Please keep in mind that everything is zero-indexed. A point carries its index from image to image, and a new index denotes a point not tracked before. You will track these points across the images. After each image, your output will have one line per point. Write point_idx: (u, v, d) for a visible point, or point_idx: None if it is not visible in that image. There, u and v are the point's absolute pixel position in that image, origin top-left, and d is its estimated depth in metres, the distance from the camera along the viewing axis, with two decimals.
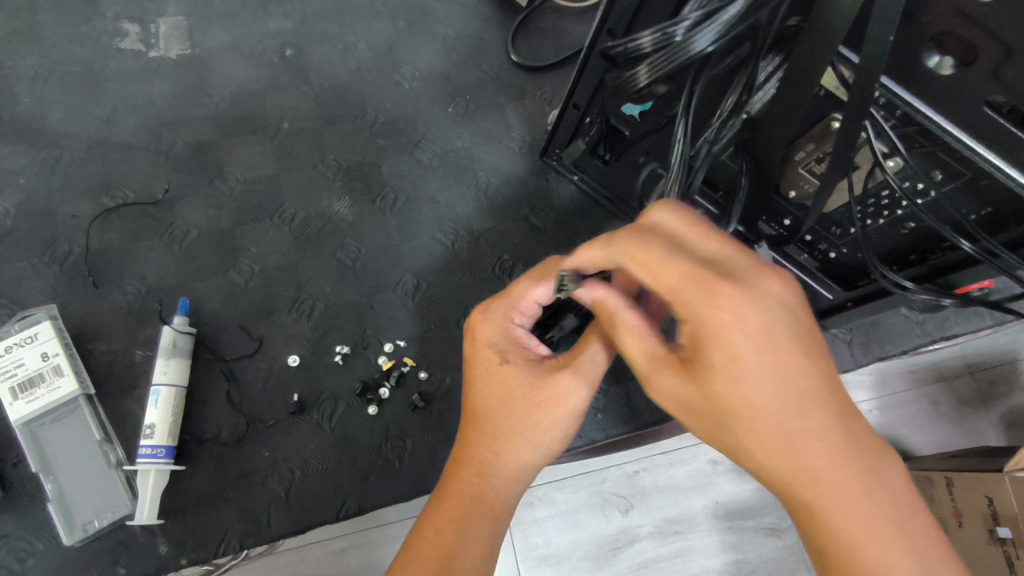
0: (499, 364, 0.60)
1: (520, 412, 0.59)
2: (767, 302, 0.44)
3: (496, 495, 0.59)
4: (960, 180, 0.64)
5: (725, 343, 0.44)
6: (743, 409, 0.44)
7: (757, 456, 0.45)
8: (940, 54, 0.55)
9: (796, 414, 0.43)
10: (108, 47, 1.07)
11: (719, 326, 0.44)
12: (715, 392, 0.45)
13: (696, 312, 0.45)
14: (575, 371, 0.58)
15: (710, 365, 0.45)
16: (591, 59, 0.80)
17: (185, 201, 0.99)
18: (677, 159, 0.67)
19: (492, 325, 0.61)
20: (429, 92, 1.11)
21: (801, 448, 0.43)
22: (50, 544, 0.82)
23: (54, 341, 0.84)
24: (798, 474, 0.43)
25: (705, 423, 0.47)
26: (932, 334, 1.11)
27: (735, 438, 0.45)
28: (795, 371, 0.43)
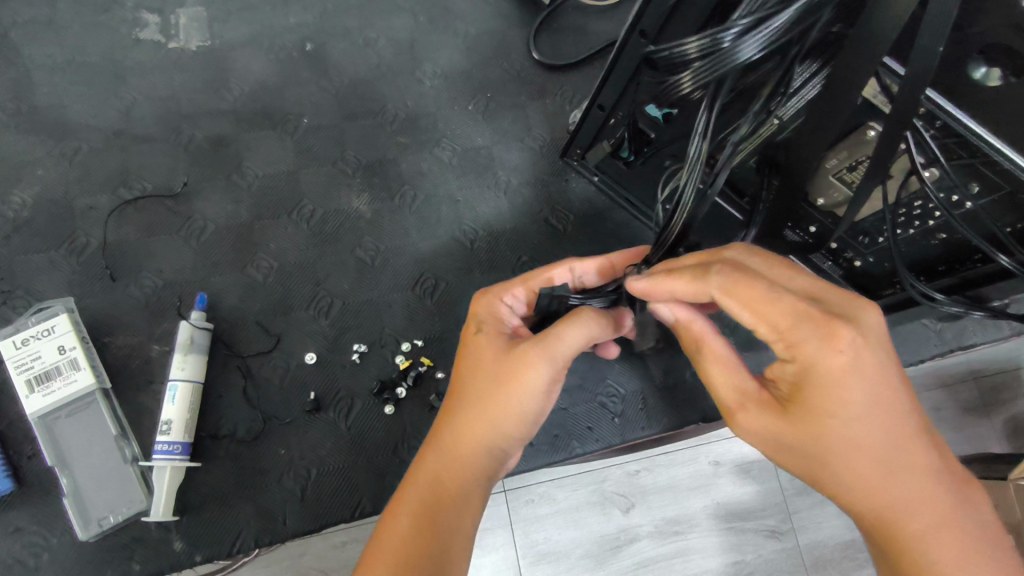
0: (475, 333, 0.62)
1: (485, 389, 0.59)
2: (874, 338, 0.45)
3: (464, 479, 0.58)
4: (998, 193, 0.64)
5: (835, 386, 0.45)
6: (845, 449, 0.45)
7: (852, 492, 0.46)
8: (987, 65, 0.55)
9: (888, 450, 0.45)
10: (127, 37, 1.05)
11: (833, 367, 0.45)
12: (815, 432, 0.46)
13: (816, 348, 0.45)
14: (538, 345, 0.58)
15: (813, 402, 0.46)
16: (620, 62, 0.78)
17: (202, 194, 0.97)
18: (694, 156, 0.60)
19: (483, 302, 0.65)
20: (449, 89, 1.10)
21: (898, 484, 0.45)
22: (64, 538, 0.81)
23: (71, 334, 0.83)
24: (887, 513, 0.45)
25: (797, 458, 0.48)
26: (950, 344, 1.11)
27: (829, 470, 0.47)
28: (891, 404, 0.45)
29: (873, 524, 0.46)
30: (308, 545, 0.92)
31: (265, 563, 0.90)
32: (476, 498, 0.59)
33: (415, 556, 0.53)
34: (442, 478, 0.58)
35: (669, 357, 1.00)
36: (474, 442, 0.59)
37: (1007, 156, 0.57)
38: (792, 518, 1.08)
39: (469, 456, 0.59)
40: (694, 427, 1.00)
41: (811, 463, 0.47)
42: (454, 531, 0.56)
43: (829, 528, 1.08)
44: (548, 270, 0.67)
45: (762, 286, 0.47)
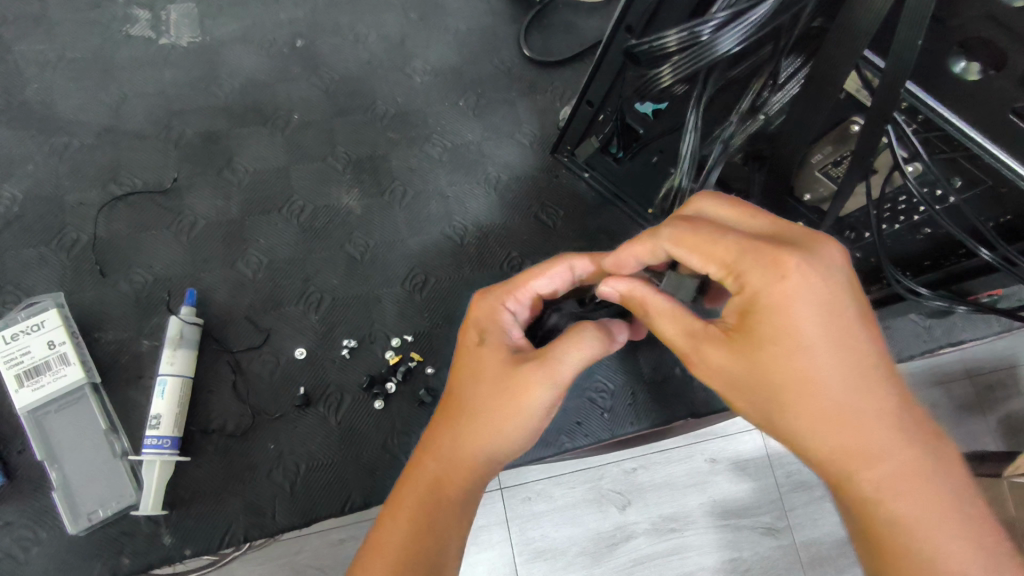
0: (478, 344, 0.60)
1: (485, 402, 0.58)
2: (823, 269, 0.45)
3: (462, 492, 0.58)
4: (980, 186, 0.64)
5: (782, 315, 0.45)
6: (793, 382, 0.45)
7: (802, 427, 0.45)
8: (967, 59, 0.55)
9: (841, 380, 0.44)
10: (118, 34, 1.05)
11: (779, 299, 0.45)
12: (764, 365, 0.46)
13: (762, 281, 0.45)
14: (540, 367, 0.56)
15: (762, 333, 0.46)
16: (606, 57, 0.78)
17: (193, 190, 0.98)
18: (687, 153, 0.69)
19: (485, 305, 0.63)
20: (440, 86, 1.10)
21: (847, 418, 0.44)
22: (53, 532, 0.81)
23: (60, 329, 0.83)
24: (838, 449, 0.44)
25: (748, 396, 0.47)
26: (940, 340, 1.11)
27: (779, 405, 0.46)
28: (842, 335, 0.45)
29: (827, 462, 0.45)
30: (306, 541, 0.92)
31: (262, 559, 0.90)
32: (472, 506, 0.60)
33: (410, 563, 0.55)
34: (440, 487, 0.58)
35: (658, 353, 1.00)
36: (474, 457, 0.58)
37: (989, 150, 0.57)
38: (788, 516, 1.08)
39: (470, 469, 0.58)
40: (683, 425, 1.00)
41: (762, 400, 0.47)
42: (449, 540, 0.57)
43: (827, 524, 1.08)
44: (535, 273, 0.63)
45: (708, 228, 0.49)
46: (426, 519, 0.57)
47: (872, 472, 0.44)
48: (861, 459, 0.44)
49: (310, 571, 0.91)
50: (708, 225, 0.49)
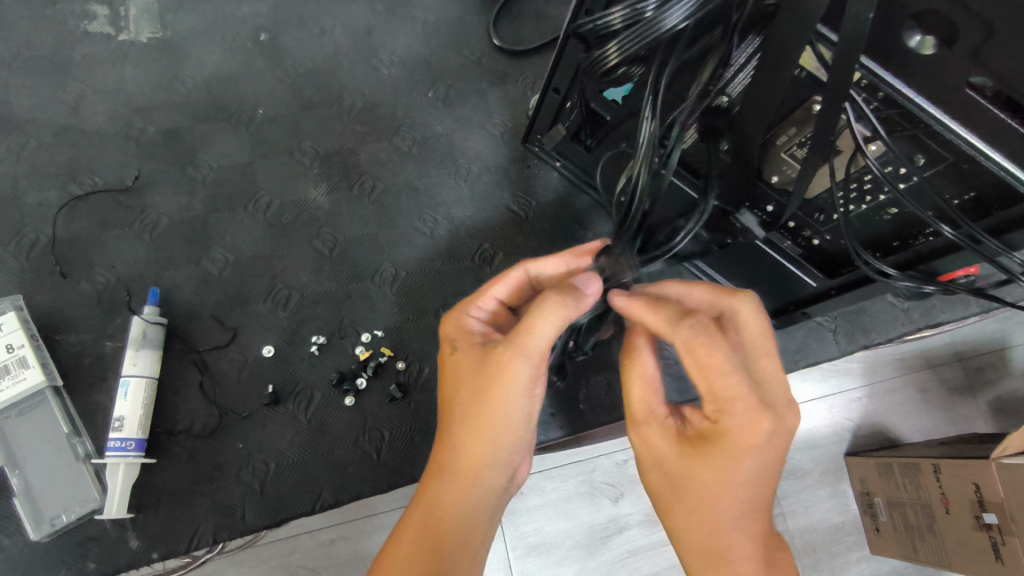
0: (450, 355, 0.62)
1: (470, 407, 0.58)
2: (781, 438, 0.50)
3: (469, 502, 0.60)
4: (943, 164, 0.63)
5: (731, 452, 0.50)
6: (713, 502, 0.51)
7: (697, 531, 0.52)
8: (922, 33, 0.53)
9: (747, 516, 0.51)
10: (75, 30, 1.03)
11: (742, 438, 0.49)
12: (696, 474, 0.51)
13: (740, 421, 0.49)
14: (512, 347, 0.56)
15: (710, 454, 0.51)
16: (567, 42, 0.77)
17: (155, 188, 0.96)
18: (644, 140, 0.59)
19: (450, 321, 0.65)
20: (408, 77, 1.08)
21: (733, 549, 0.51)
22: (17, 539, 0.80)
23: (19, 331, 0.82)
24: (717, 566, 0.52)
25: (667, 487, 0.54)
26: (919, 323, 1.11)
27: (691, 507, 0.52)
28: (769, 489, 0.51)
29: (695, 564, 0.54)
30: (296, 543, 0.90)
31: (254, 562, 0.89)
32: (480, 514, 0.61)
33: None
34: (444, 504, 0.60)
35: None
36: (470, 462, 0.59)
37: (949, 127, 0.56)
38: (780, 503, 1.08)
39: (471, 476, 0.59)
40: None
41: (675, 495, 0.53)
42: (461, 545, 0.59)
43: (819, 511, 1.08)
44: (495, 280, 0.65)
45: (721, 348, 0.49)
46: (437, 531, 0.59)
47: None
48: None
49: (302, 572, 0.90)
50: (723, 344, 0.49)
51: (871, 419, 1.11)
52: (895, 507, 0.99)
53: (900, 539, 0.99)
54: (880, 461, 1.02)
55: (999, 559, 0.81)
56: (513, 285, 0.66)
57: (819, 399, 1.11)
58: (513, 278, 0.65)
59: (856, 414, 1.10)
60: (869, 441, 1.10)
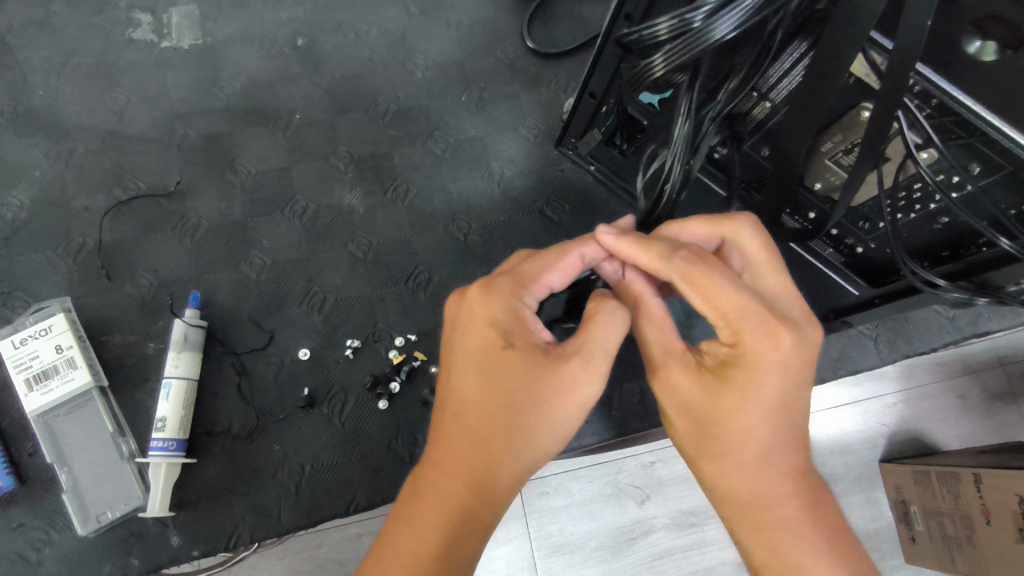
0: (504, 349, 0.55)
1: (507, 420, 0.55)
2: (806, 351, 0.53)
3: (469, 530, 0.54)
4: (1000, 173, 0.60)
5: (756, 375, 0.52)
6: (740, 430, 0.53)
7: (726, 471, 0.54)
8: (983, 39, 0.51)
9: (780, 445, 0.53)
10: (120, 37, 1.06)
11: (762, 357, 0.52)
12: (719, 408, 0.53)
13: (757, 341, 0.52)
14: (583, 362, 0.55)
15: (732, 381, 0.53)
16: (606, 47, 0.76)
17: (196, 192, 0.98)
18: (680, 138, 0.62)
19: (498, 308, 0.56)
20: (442, 81, 1.08)
21: (766, 469, 0.53)
22: (64, 534, 0.83)
23: (67, 332, 0.84)
24: (758, 505, 0.53)
25: (694, 428, 0.55)
26: (965, 331, 1.08)
27: (728, 440, 0.53)
28: (795, 412, 0.53)
29: (733, 507, 0.55)
30: (324, 536, 0.93)
31: (282, 555, 0.91)
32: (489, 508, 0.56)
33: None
34: (452, 506, 0.55)
35: None
36: (490, 467, 0.55)
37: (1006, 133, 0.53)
38: None
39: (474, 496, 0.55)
40: None
41: (707, 435, 0.54)
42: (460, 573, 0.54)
43: (850, 518, 1.05)
44: (548, 264, 0.60)
45: (719, 273, 0.52)
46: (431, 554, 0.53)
47: (771, 535, 0.53)
48: (760, 516, 0.53)
49: (331, 565, 0.92)
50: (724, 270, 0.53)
51: (907, 426, 1.08)
52: (932, 516, 0.96)
53: (937, 550, 0.95)
54: (914, 468, 0.99)
55: None
56: (569, 276, 0.61)
57: (852, 403, 1.08)
58: (569, 265, 0.60)
59: (893, 419, 1.08)
60: (905, 448, 1.07)
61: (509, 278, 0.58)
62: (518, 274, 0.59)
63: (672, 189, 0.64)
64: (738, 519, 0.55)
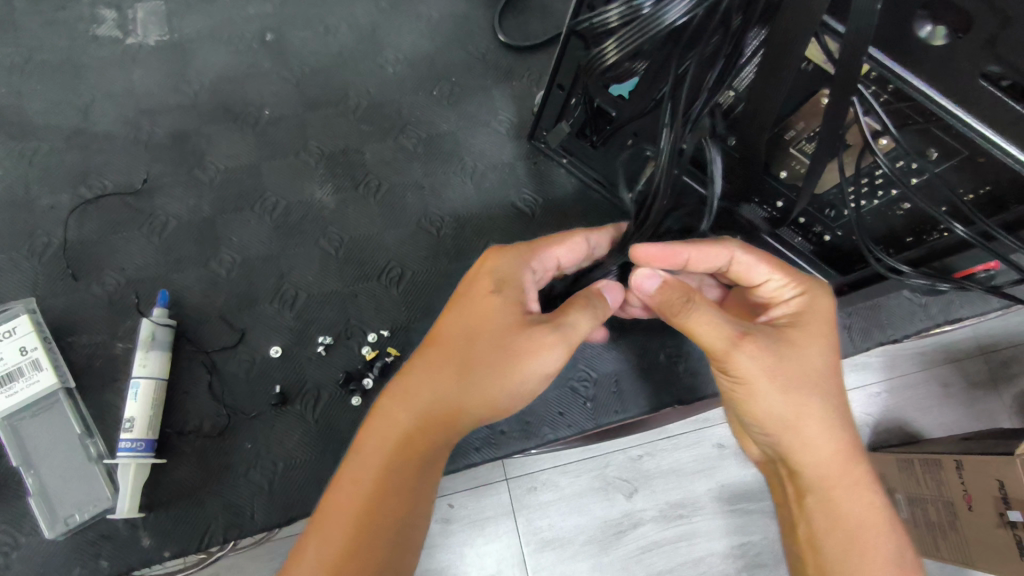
0: (490, 296, 0.62)
1: (469, 352, 0.60)
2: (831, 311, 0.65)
3: (415, 459, 0.60)
4: (956, 158, 0.61)
5: (824, 326, 0.61)
6: (827, 377, 0.59)
7: (820, 420, 0.58)
8: (932, 23, 0.52)
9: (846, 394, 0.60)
10: (85, 34, 1.05)
11: (826, 311, 0.62)
12: (809, 359, 0.59)
13: (816, 295, 0.62)
14: (556, 329, 0.60)
15: (810, 333, 0.60)
16: (570, 40, 0.76)
17: (163, 190, 0.97)
18: (665, 147, 0.61)
19: (505, 258, 0.65)
20: (413, 75, 1.08)
21: (841, 414, 0.60)
22: (32, 538, 0.82)
23: (32, 334, 0.83)
24: (846, 449, 0.59)
25: (791, 389, 0.57)
26: (936, 318, 1.07)
27: (818, 394, 0.58)
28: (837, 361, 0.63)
29: (826, 459, 0.59)
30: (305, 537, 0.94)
31: (272, 555, 0.93)
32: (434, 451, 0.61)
33: (376, 494, 0.58)
34: (400, 434, 0.60)
35: (642, 339, 0.98)
36: (441, 406, 0.60)
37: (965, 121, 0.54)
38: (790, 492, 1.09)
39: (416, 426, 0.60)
40: (673, 411, 1.00)
41: (799, 396, 0.58)
42: (405, 498, 0.59)
43: None
44: (561, 242, 0.68)
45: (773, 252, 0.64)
46: (378, 473, 0.59)
47: (858, 476, 0.59)
48: (849, 459, 0.59)
49: None
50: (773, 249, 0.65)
51: (892, 413, 1.09)
52: (916, 503, 0.96)
53: (920, 537, 0.96)
54: (901, 458, 1.00)
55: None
56: (576, 257, 0.70)
57: None
58: (575, 248, 0.69)
59: (878, 408, 1.09)
60: (889, 436, 1.08)
61: (528, 244, 0.67)
62: (532, 244, 0.68)
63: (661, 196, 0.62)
64: (825, 472, 0.59)
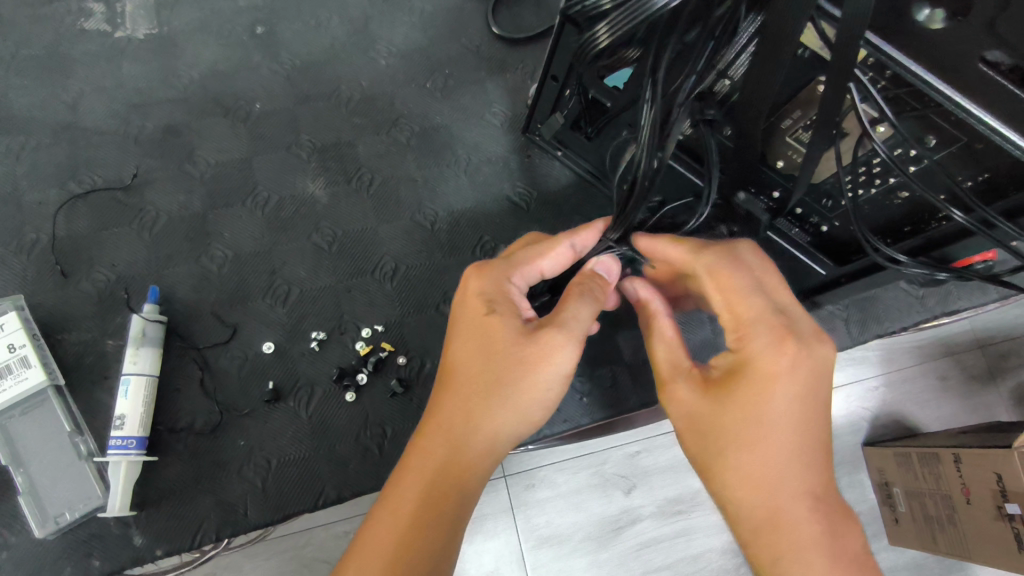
0: (487, 315, 0.60)
1: (483, 371, 0.59)
2: (814, 363, 0.53)
3: (449, 489, 0.59)
4: (955, 145, 0.61)
5: (760, 385, 0.53)
6: (748, 442, 0.53)
7: (730, 484, 0.54)
8: (931, 6, 0.51)
9: (795, 459, 0.53)
10: (73, 28, 1.03)
11: (769, 368, 0.53)
12: (726, 418, 0.54)
13: (753, 346, 0.54)
14: (562, 329, 0.59)
15: (736, 390, 0.54)
16: (564, 30, 0.74)
17: (153, 185, 0.96)
18: (647, 124, 0.58)
19: (485, 278, 0.63)
20: (406, 68, 1.06)
21: (771, 486, 0.53)
22: (23, 537, 0.81)
23: (20, 331, 0.82)
24: (769, 520, 0.53)
25: (701, 440, 0.56)
26: (934, 310, 1.06)
27: (743, 453, 0.53)
28: (810, 427, 0.53)
29: (747, 525, 0.55)
30: (310, 536, 0.93)
31: (268, 555, 0.92)
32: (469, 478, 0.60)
33: (414, 532, 0.57)
34: (433, 467, 0.59)
35: (638, 333, 0.97)
36: (469, 430, 0.59)
37: (974, 115, 0.53)
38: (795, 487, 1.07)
39: (448, 457, 0.59)
40: None
41: (717, 448, 0.55)
42: (445, 529, 0.58)
43: None
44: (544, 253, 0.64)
45: (740, 281, 0.56)
46: (412, 510, 0.58)
47: (783, 557, 0.53)
48: (771, 533, 0.53)
49: (317, 564, 0.92)
50: (743, 277, 0.56)
51: (889, 409, 1.08)
52: (915, 497, 0.96)
53: (919, 530, 0.96)
54: (898, 450, 0.99)
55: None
56: (562, 265, 0.66)
57: (836, 389, 1.09)
58: (560, 254, 0.65)
59: (876, 403, 1.08)
60: (886, 431, 1.07)
61: (505, 261, 0.64)
62: (512, 259, 0.65)
63: (643, 178, 0.59)
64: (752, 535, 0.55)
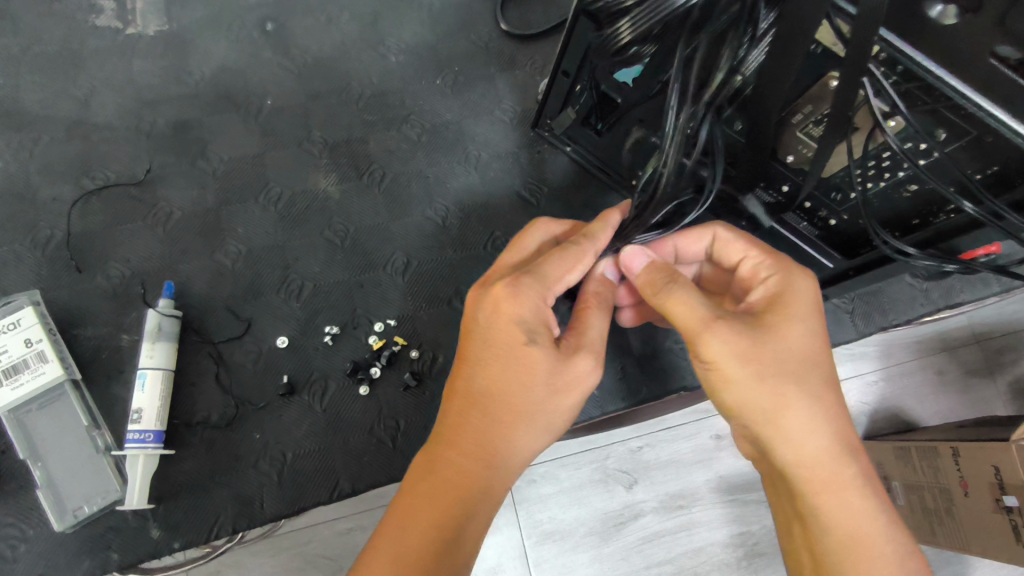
0: (525, 345, 0.57)
1: (517, 396, 0.58)
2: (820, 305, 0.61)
3: (475, 506, 0.58)
4: (965, 138, 0.62)
5: (805, 313, 0.56)
6: (807, 363, 0.55)
7: (799, 409, 0.54)
8: (943, 3, 0.53)
9: (836, 397, 0.55)
10: (83, 24, 1.04)
11: (808, 296, 0.57)
12: (786, 342, 0.55)
13: (795, 276, 0.58)
14: (594, 356, 0.60)
15: (789, 317, 0.56)
16: (578, 24, 0.75)
17: (166, 182, 0.96)
18: (672, 132, 0.61)
19: (522, 299, 0.58)
20: (416, 64, 1.07)
21: (832, 404, 0.55)
22: (41, 531, 0.81)
23: (37, 326, 0.82)
24: (831, 439, 0.54)
25: (766, 370, 0.53)
26: (938, 303, 1.07)
27: (800, 392, 0.54)
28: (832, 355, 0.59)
29: (810, 450, 0.54)
30: (314, 531, 0.95)
31: (273, 551, 0.94)
32: (494, 495, 0.59)
33: (443, 555, 0.55)
34: (460, 486, 0.58)
35: (647, 326, 0.98)
36: (500, 449, 0.59)
37: (994, 115, 0.53)
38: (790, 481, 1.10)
39: (473, 473, 0.58)
40: (677, 398, 1.00)
41: (778, 388, 0.53)
42: (470, 544, 0.57)
43: None
44: (573, 266, 0.61)
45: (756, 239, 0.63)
46: (438, 529, 0.56)
47: (848, 472, 0.54)
48: (836, 451, 0.54)
49: (320, 560, 0.94)
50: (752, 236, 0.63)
51: (886, 403, 1.10)
52: (913, 491, 0.97)
53: (917, 521, 0.97)
54: (896, 445, 1.00)
55: (1019, 540, 0.79)
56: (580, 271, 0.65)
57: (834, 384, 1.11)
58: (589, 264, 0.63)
59: (873, 398, 1.10)
60: (885, 424, 1.09)
61: (535, 278, 0.59)
62: (540, 273, 0.60)
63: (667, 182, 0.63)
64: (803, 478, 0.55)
